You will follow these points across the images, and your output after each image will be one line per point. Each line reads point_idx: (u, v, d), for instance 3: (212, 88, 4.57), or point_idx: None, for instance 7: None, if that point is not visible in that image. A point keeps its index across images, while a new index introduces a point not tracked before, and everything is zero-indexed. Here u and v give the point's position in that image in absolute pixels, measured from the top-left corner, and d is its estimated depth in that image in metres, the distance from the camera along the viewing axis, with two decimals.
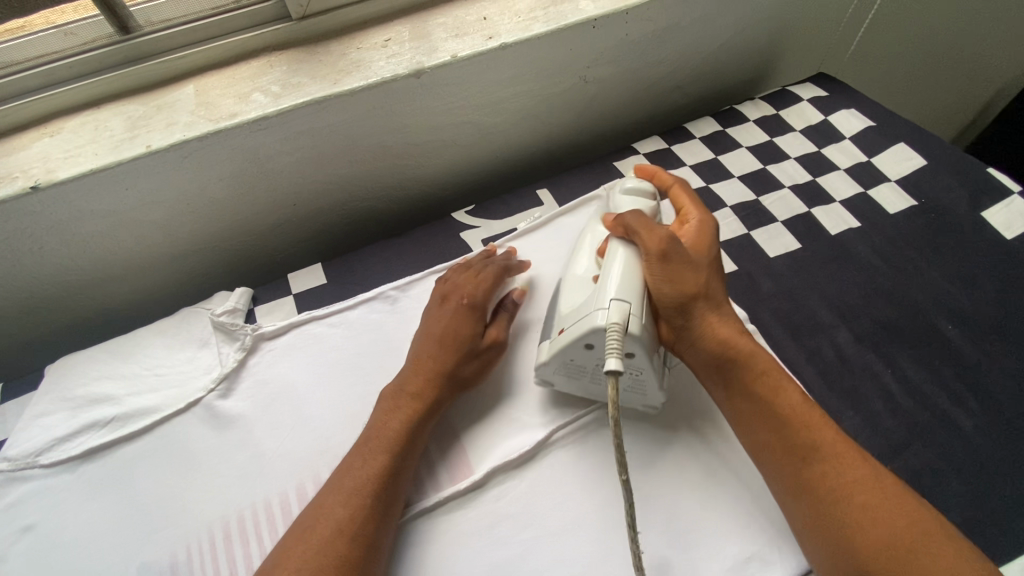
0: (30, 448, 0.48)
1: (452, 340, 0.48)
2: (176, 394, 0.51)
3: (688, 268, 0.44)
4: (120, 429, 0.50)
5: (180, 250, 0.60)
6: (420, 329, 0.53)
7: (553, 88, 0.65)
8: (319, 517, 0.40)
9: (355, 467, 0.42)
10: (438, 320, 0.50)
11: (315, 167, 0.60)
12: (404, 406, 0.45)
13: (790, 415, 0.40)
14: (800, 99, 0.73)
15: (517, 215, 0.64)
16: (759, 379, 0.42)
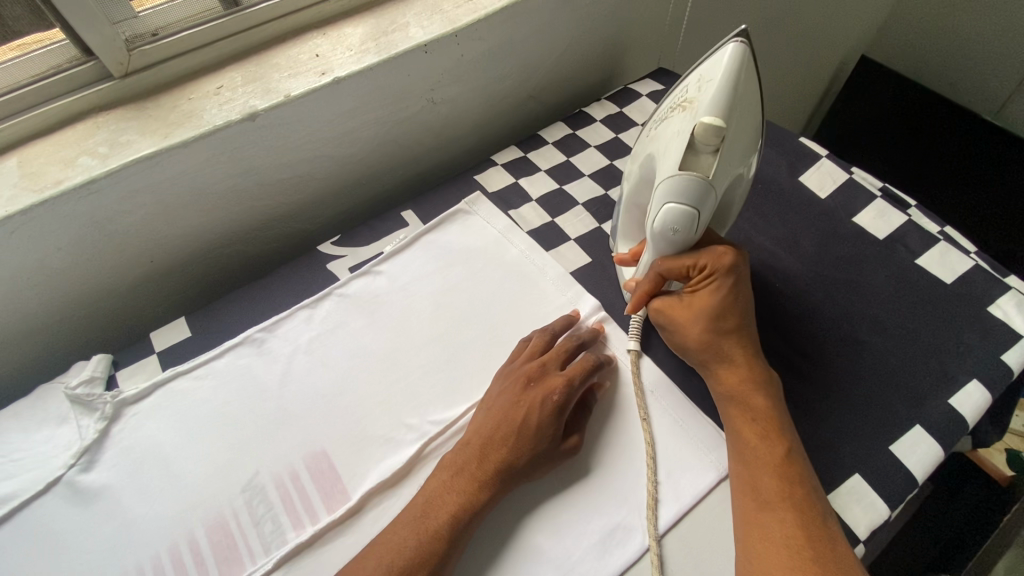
0: None
1: (521, 435, 0.46)
2: (35, 476, 0.49)
3: (684, 329, 0.49)
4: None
5: (28, 328, 0.58)
6: (502, 397, 0.49)
7: (402, 113, 0.67)
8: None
9: (391, 543, 0.42)
10: (514, 408, 0.47)
11: (165, 222, 0.59)
12: (463, 487, 0.45)
13: (773, 454, 0.44)
14: (641, 94, 0.78)
15: (383, 239, 0.66)
16: (753, 424, 0.46)
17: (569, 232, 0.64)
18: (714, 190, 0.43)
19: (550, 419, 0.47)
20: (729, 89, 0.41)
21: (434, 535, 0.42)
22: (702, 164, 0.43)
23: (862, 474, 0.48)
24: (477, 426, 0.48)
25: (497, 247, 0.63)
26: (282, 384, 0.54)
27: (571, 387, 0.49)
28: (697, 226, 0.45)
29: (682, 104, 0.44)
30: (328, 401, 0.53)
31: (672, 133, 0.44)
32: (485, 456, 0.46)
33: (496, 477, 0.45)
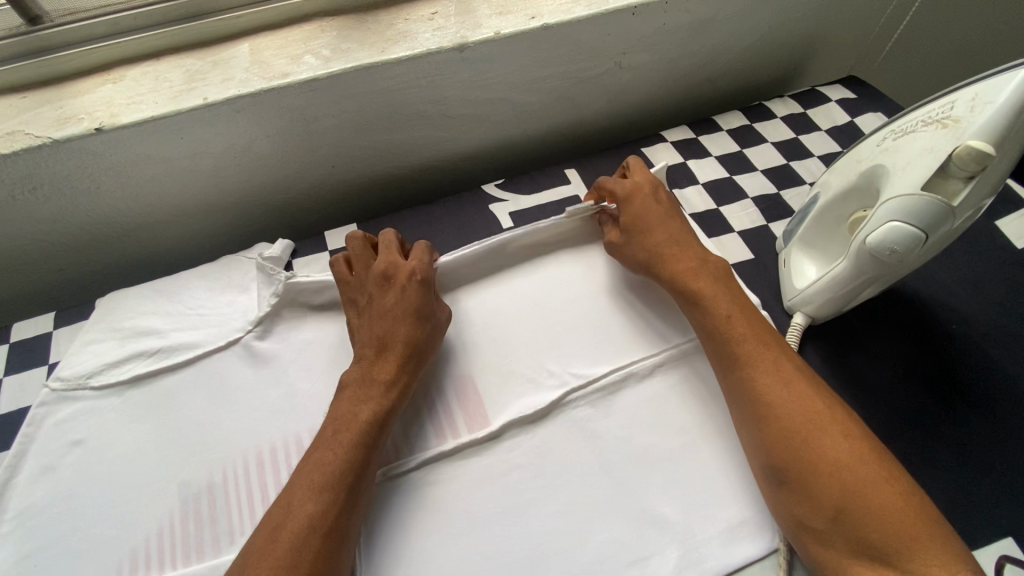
0: (80, 371, 0.52)
1: (409, 315, 0.49)
2: (218, 332, 0.55)
3: (641, 237, 0.54)
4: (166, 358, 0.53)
5: (222, 202, 0.63)
6: (381, 300, 0.50)
7: (589, 72, 0.67)
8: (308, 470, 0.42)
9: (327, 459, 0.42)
10: (392, 296, 0.50)
11: (357, 132, 0.63)
12: (374, 395, 0.46)
13: (735, 348, 0.46)
14: (829, 99, 0.74)
15: (544, 192, 0.67)
16: (727, 323, 0.47)
17: (733, 224, 0.63)
18: (952, 220, 0.40)
19: (421, 295, 0.50)
20: (1011, 116, 0.37)
21: (354, 432, 0.43)
22: (949, 189, 0.39)
23: (1018, 540, 0.45)
24: (361, 325, 0.50)
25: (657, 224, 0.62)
26: None
27: (425, 265, 0.52)
28: (918, 252, 0.42)
29: (943, 120, 0.40)
30: (479, 332, 0.56)
31: (919, 149, 0.41)
32: (379, 339, 0.48)
33: (397, 359, 0.47)
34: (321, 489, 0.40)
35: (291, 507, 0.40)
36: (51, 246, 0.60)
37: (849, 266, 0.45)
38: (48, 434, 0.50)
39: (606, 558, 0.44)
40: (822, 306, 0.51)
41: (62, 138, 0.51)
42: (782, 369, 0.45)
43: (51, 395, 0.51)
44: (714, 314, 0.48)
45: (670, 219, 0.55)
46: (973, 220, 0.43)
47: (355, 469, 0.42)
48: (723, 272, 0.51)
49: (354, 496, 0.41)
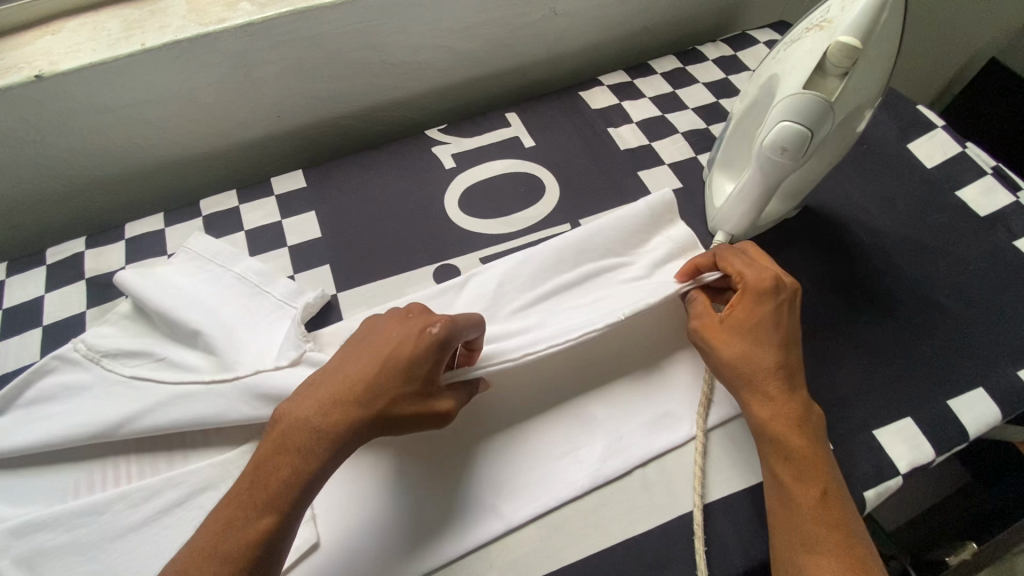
0: (101, 346, 0.51)
1: (393, 369, 0.40)
2: (218, 364, 0.49)
3: (741, 337, 0.46)
4: (171, 368, 0.50)
5: (171, 155, 0.65)
6: (376, 343, 0.42)
7: (524, 18, 0.70)
8: (219, 513, 0.37)
9: (235, 519, 0.36)
10: (387, 341, 0.42)
11: (301, 81, 0.64)
12: (309, 450, 0.38)
13: (820, 527, 0.40)
14: (758, 42, 0.78)
15: (486, 134, 0.69)
16: (819, 494, 0.41)
17: (665, 157, 0.66)
18: (833, 113, 0.44)
19: (422, 355, 0.41)
20: (872, 12, 0.42)
21: (277, 487, 0.37)
22: (828, 86, 0.44)
23: (915, 420, 0.49)
24: (339, 359, 0.42)
25: (644, 217, 0.58)
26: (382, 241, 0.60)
27: (453, 329, 0.42)
28: (808, 149, 0.46)
29: (820, 25, 0.45)
30: (420, 265, 0.59)
31: (802, 52, 0.45)
32: (348, 384, 0.40)
33: (356, 418, 0.39)
34: (219, 561, 0.35)
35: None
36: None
37: (755, 172, 0.49)
38: (57, 391, 0.50)
39: (537, 451, 0.47)
40: (738, 222, 0.54)
41: (2, 86, 0.52)
42: (860, 567, 0.39)
43: (74, 358, 0.51)
44: (809, 486, 0.41)
45: (789, 348, 0.46)
46: (858, 123, 0.48)
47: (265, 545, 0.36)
48: (828, 451, 0.44)
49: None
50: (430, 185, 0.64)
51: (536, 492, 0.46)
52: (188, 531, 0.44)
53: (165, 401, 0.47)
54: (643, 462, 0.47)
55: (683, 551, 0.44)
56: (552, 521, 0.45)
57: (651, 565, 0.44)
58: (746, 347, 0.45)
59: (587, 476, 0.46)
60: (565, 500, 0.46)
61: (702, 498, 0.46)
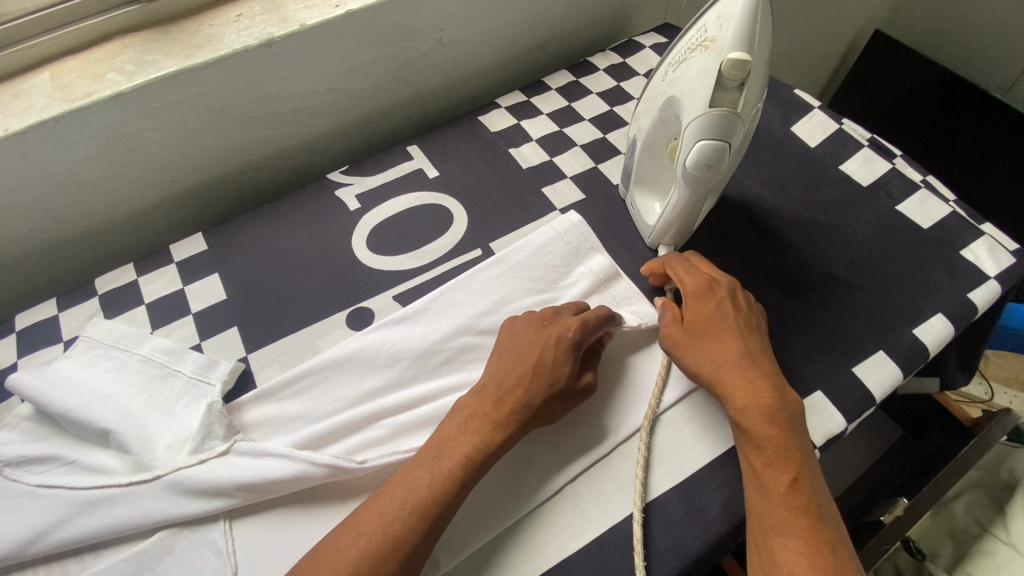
0: (1, 455, 0.48)
1: (540, 368, 0.48)
2: (135, 463, 0.47)
3: (710, 336, 0.49)
4: (82, 472, 0.47)
5: (59, 235, 0.62)
6: (518, 350, 0.50)
7: (411, 52, 0.70)
8: (387, 490, 0.43)
9: (412, 483, 0.43)
10: (532, 346, 0.49)
11: (188, 143, 0.63)
12: (467, 442, 0.45)
13: (786, 508, 0.41)
14: (644, 46, 0.81)
15: (389, 170, 0.69)
16: (788, 480, 0.42)
17: (566, 170, 0.67)
18: (741, 122, 0.45)
19: (566, 355, 0.49)
20: (749, 23, 0.42)
21: (449, 469, 0.43)
22: (729, 99, 0.45)
23: (824, 391, 0.51)
24: (490, 365, 0.50)
25: (557, 246, 0.59)
26: (292, 295, 0.59)
27: (585, 332, 0.50)
28: (729, 159, 0.47)
29: (703, 43, 0.45)
30: (333, 312, 0.58)
31: (695, 73, 0.46)
32: (503, 384, 0.48)
33: (512, 409, 0.46)
34: (385, 524, 0.41)
35: (350, 543, 0.40)
36: None
37: (684, 191, 0.51)
38: None
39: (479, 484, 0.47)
40: (676, 232, 0.56)
41: None
42: (829, 554, 0.39)
43: None
44: (780, 471, 0.42)
45: (753, 341, 0.48)
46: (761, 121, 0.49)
47: (431, 521, 0.41)
48: (801, 444, 0.44)
49: (416, 554, 0.41)
50: (336, 229, 0.64)
51: (477, 524, 0.45)
52: None
53: (81, 513, 0.45)
54: (573, 479, 0.48)
55: (620, 559, 0.44)
56: (491, 550, 0.45)
57: None
58: (714, 346, 0.48)
59: (521, 504, 0.46)
60: (503, 526, 0.46)
61: (645, 497, 0.47)
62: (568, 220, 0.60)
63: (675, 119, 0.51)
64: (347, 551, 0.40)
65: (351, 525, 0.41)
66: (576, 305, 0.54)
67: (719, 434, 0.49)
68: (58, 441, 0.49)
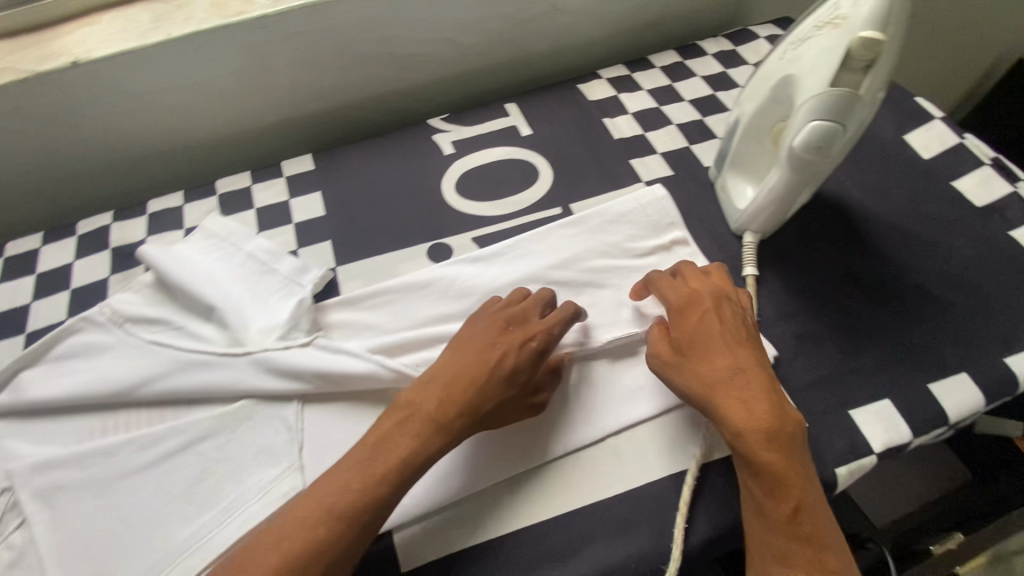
0: (123, 311, 0.55)
1: (500, 378, 0.45)
2: (232, 338, 0.53)
3: (707, 362, 0.46)
4: (187, 337, 0.54)
5: (191, 139, 0.70)
6: (468, 351, 0.47)
7: (525, 13, 0.73)
8: (329, 486, 0.41)
9: (347, 490, 0.41)
10: (481, 350, 0.46)
11: (311, 71, 0.69)
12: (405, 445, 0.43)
13: (790, 535, 0.40)
14: (758, 37, 0.79)
15: (485, 122, 0.72)
16: (792, 509, 0.41)
17: (658, 146, 0.68)
18: (861, 106, 0.44)
19: (520, 360, 0.46)
20: (886, 3, 0.41)
21: (385, 472, 0.42)
22: (852, 82, 0.44)
23: (892, 401, 0.49)
24: (439, 365, 0.47)
25: (637, 216, 0.60)
26: (381, 221, 0.64)
27: (551, 340, 0.48)
28: (841, 144, 0.46)
29: (832, 22, 0.45)
30: (415, 244, 0.62)
31: (818, 52, 0.45)
32: (447, 389, 0.45)
33: (460, 413, 0.44)
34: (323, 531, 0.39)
35: (295, 531, 0.39)
36: (39, 177, 0.66)
37: (785, 173, 0.50)
38: (81, 349, 0.54)
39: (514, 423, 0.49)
40: (766, 219, 0.56)
41: (43, 71, 0.58)
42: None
43: (101, 322, 0.55)
44: (781, 501, 0.41)
45: (751, 363, 0.45)
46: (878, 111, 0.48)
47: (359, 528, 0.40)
48: (807, 467, 0.43)
49: (369, 527, 0.41)
50: (429, 169, 0.67)
51: (515, 453, 0.48)
52: (189, 475, 0.48)
53: (183, 370, 0.52)
54: (621, 428, 0.49)
55: (651, 514, 0.46)
56: (521, 480, 0.47)
57: (619, 526, 0.45)
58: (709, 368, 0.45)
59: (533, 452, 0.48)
60: (541, 462, 0.48)
61: (704, 457, 0.47)
62: (652, 193, 0.60)
63: (786, 101, 0.50)
64: (295, 535, 0.39)
65: (290, 515, 0.40)
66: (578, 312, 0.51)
67: None
68: (170, 309, 0.56)
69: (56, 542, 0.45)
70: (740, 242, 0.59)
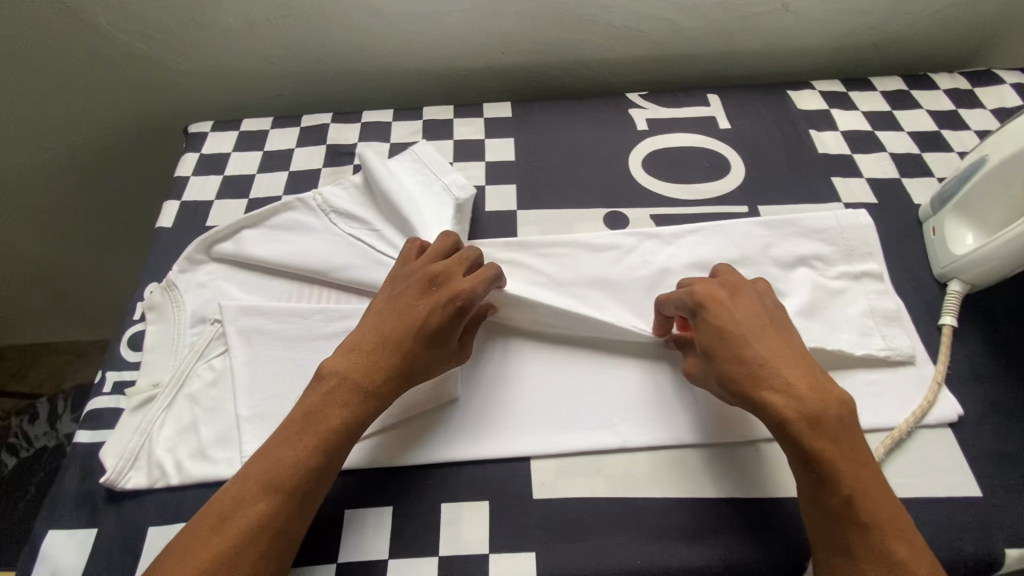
0: (333, 202, 0.62)
1: (417, 333, 0.46)
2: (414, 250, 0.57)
3: (736, 359, 0.43)
4: (379, 241, 0.59)
5: (408, 66, 0.75)
6: (397, 311, 0.47)
7: (754, 9, 0.71)
8: (280, 445, 0.42)
9: (293, 451, 0.42)
10: (413, 309, 0.47)
11: (534, 25, 0.72)
12: (348, 399, 0.44)
13: (851, 521, 0.38)
14: (1003, 82, 0.72)
15: (683, 108, 0.71)
16: (851, 495, 0.38)
17: (864, 170, 0.64)
18: None
19: (442, 320, 0.46)
20: None
21: (330, 430, 0.43)
22: None
23: None
24: (366, 320, 0.48)
25: (832, 236, 0.57)
26: (565, 178, 0.66)
27: (473, 300, 0.47)
28: None
29: None
30: (594, 207, 0.63)
31: None
32: (373, 345, 0.45)
33: (388, 372, 0.45)
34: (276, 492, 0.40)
35: (257, 489, 0.40)
36: (280, 70, 0.75)
37: None
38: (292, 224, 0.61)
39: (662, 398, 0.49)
40: (987, 271, 0.51)
41: None
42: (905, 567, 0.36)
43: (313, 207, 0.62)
44: (835, 486, 0.38)
45: (784, 359, 0.42)
46: None
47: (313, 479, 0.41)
48: (862, 452, 0.40)
49: (315, 488, 0.42)
50: (620, 141, 0.69)
51: (652, 425, 0.48)
52: None
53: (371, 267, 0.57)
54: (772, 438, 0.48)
55: (796, 531, 0.44)
56: (665, 454, 0.47)
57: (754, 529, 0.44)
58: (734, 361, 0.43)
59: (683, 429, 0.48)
60: (680, 444, 0.47)
61: None
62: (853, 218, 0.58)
63: None
64: (257, 492, 0.40)
65: (248, 478, 0.41)
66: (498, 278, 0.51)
67: (945, 478, 0.46)
68: (369, 212, 0.62)
69: (251, 377, 0.51)
70: (939, 289, 0.55)
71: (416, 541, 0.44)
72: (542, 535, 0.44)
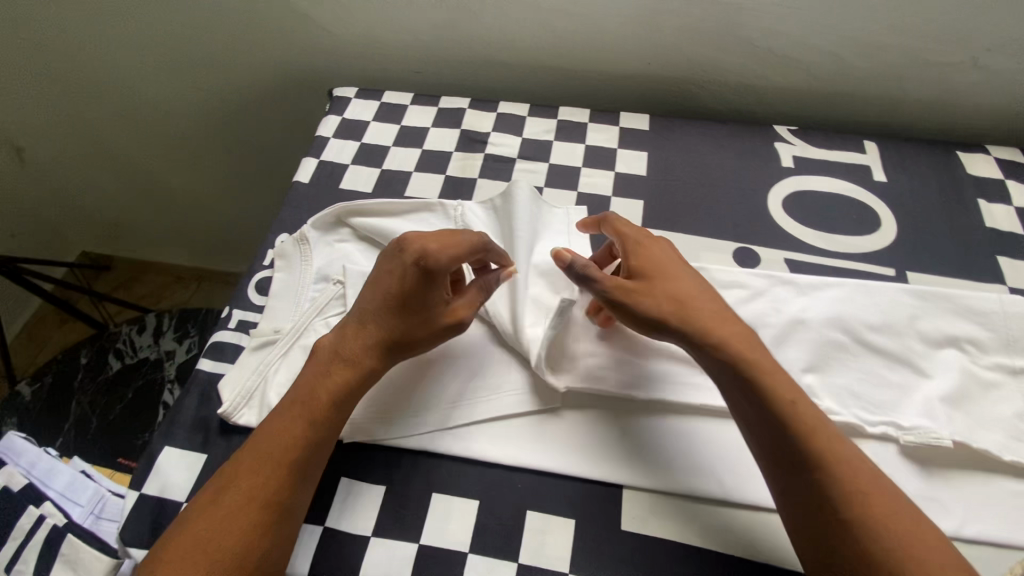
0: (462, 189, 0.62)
1: (400, 304, 0.47)
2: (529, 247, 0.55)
3: (675, 291, 0.47)
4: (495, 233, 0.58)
5: (552, 62, 0.75)
6: (380, 280, 0.48)
7: (936, 58, 0.65)
8: (278, 425, 0.44)
9: (287, 426, 0.43)
10: (390, 275, 0.48)
11: (690, 40, 0.69)
12: (340, 372, 0.46)
13: (829, 483, 0.38)
14: None
15: (835, 151, 0.67)
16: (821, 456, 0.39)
17: None
18: None
19: (416, 284, 0.46)
20: None
21: (324, 407, 0.44)
22: None
23: None
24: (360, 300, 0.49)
25: (993, 321, 0.51)
26: (697, 204, 0.63)
27: (445, 265, 0.47)
28: None
29: None
30: (724, 239, 0.60)
31: None
32: (371, 324, 0.47)
33: (376, 340, 0.47)
34: (271, 464, 0.42)
35: (255, 465, 0.42)
36: (428, 48, 0.77)
37: None
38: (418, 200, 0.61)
39: None
40: None
41: None
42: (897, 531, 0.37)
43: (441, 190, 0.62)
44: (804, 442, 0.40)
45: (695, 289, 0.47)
46: None
47: (308, 445, 0.43)
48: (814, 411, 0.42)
49: (313, 461, 0.43)
50: (761, 175, 0.65)
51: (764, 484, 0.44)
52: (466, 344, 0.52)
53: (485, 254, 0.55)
54: None
55: None
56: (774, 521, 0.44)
57: None
58: (680, 296, 0.46)
59: None
60: None
61: None
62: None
63: None
64: (256, 468, 0.41)
65: (246, 459, 0.42)
66: (505, 256, 0.52)
67: None
68: None
69: None
70: None
71: (496, 542, 0.44)
72: (627, 570, 0.42)
